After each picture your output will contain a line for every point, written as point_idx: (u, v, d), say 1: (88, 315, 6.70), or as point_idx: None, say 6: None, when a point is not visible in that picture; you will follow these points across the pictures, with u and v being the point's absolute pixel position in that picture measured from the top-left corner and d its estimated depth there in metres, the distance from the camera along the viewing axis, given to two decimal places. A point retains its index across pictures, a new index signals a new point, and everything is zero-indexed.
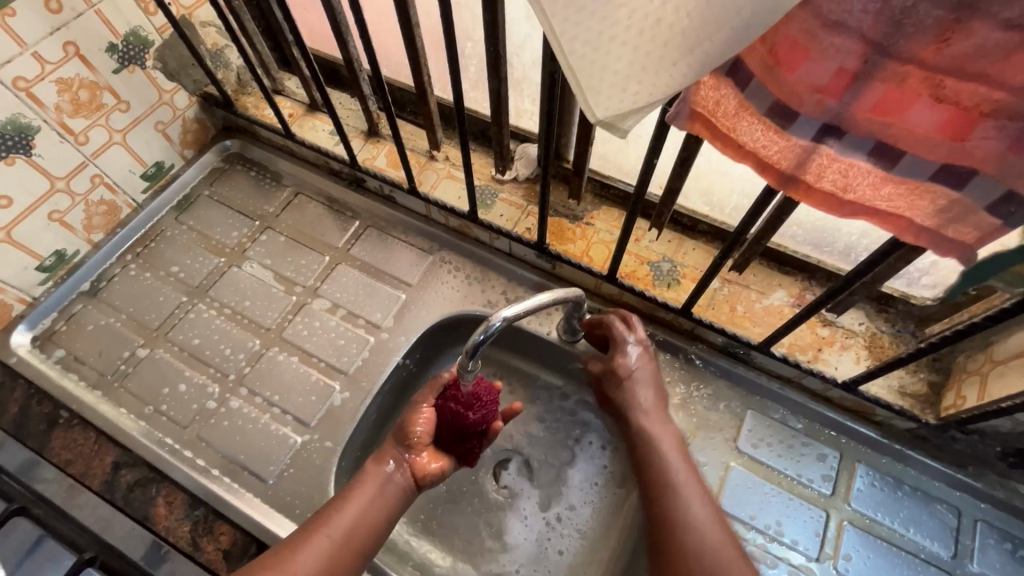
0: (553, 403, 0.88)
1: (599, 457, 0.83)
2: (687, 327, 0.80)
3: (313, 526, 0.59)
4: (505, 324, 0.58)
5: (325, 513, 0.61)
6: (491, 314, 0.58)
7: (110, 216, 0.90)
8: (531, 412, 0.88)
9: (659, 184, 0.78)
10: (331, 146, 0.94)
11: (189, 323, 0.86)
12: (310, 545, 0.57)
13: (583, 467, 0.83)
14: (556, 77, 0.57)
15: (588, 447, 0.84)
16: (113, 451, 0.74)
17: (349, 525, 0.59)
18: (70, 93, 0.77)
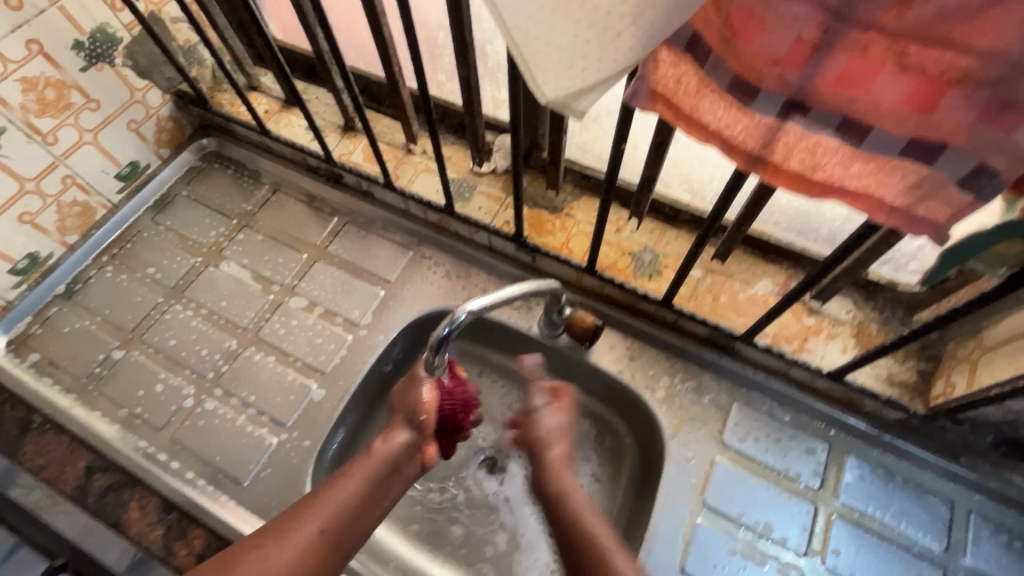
0: (534, 402, 0.87)
1: (581, 468, 0.82)
2: (670, 319, 0.79)
3: (297, 515, 0.51)
4: (472, 316, 0.57)
5: (310, 500, 0.53)
6: (456, 306, 0.57)
7: (85, 217, 0.89)
8: (512, 411, 0.86)
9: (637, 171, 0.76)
10: (307, 142, 0.92)
11: (165, 324, 0.84)
12: (300, 531, 0.50)
13: (567, 479, 0.81)
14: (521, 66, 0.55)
15: (571, 457, 0.83)
16: (86, 455, 0.73)
17: (340, 515, 0.52)
18: (36, 92, 0.75)
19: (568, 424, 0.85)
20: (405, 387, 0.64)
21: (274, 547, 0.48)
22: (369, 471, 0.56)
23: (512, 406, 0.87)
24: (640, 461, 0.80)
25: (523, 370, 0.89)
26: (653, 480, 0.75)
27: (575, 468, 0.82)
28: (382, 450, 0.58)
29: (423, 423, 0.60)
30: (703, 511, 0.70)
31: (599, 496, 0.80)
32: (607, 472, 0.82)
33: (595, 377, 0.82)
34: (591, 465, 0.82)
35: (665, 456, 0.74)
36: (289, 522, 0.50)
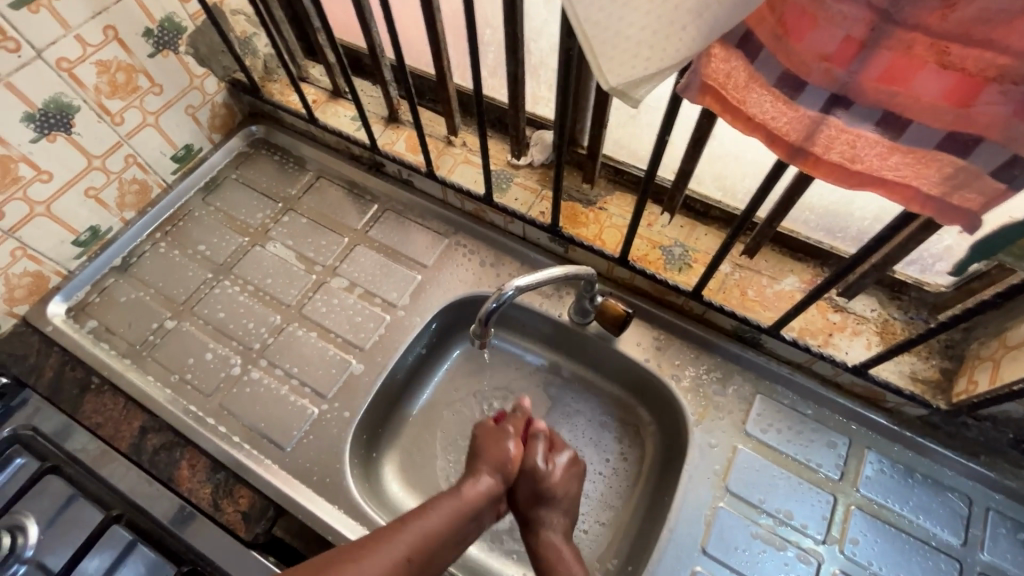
0: (563, 385, 0.91)
1: (607, 448, 0.86)
2: (697, 311, 0.81)
3: (389, 537, 0.53)
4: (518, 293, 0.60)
5: (401, 525, 0.54)
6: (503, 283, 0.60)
7: (142, 195, 0.94)
8: (544, 386, 0.91)
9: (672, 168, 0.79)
10: (353, 131, 0.97)
11: (214, 298, 0.89)
12: (392, 549, 0.51)
13: (593, 456, 0.86)
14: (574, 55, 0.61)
15: (600, 435, 0.87)
16: (141, 416, 0.78)
17: (430, 545, 0.54)
18: (108, 75, 0.81)
19: (598, 405, 0.89)
20: (492, 435, 0.69)
21: (368, 560, 0.49)
22: (458, 508, 0.59)
23: (542, 386, 0.92)
24: (662, 448, 0.83)
25: (551, 357, 0.92)
26: (674, 466, 0.78)
27: (602, 448, 0.86)
28: (474, 491, 0.62)
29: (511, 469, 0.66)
30: (725, 496, 0.73)
31: (622, 481, 0.83)
32: (633, 457, 0.85)
33: (622, 365, 0.85)
34: (619, 446, 0.86)
35: (688, 442, 0.76)
36: (382, 540, 0.52)
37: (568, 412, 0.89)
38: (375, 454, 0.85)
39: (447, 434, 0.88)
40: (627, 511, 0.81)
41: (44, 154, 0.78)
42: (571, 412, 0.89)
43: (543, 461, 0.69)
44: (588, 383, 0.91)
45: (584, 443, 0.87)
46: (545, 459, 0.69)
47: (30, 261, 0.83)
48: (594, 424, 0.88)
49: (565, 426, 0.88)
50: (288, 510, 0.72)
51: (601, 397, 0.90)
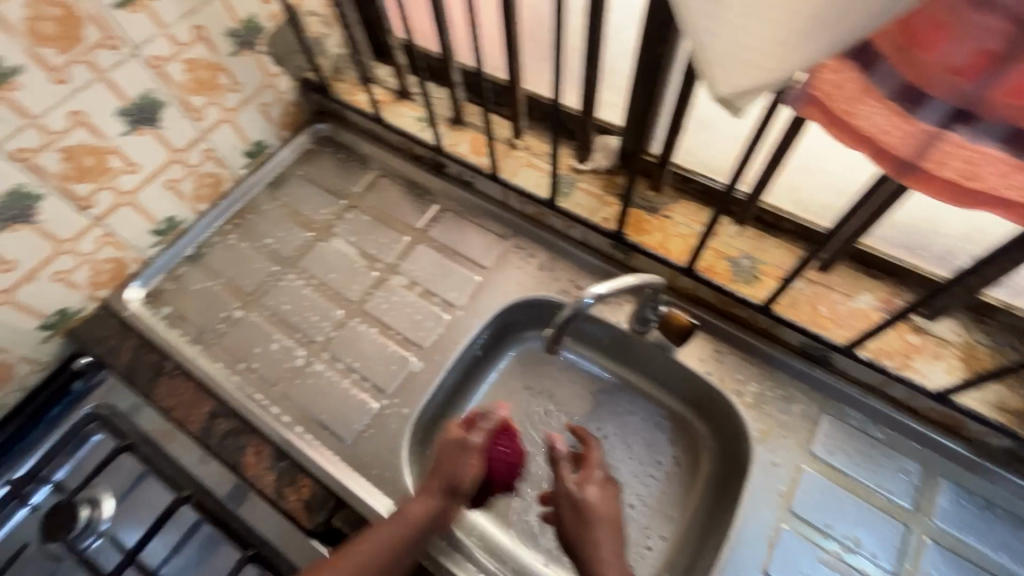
0: (614, 388, 0.90)
1: (662, 452, 0.85)
2: (764, 325, 0.78)
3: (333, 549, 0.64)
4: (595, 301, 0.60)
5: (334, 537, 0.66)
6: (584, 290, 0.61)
7: (215, 187, 0.98)
8: (593, 391, 0.90)
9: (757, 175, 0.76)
10: (417, 131, 0.98)
11: (280, 290, 0.92)
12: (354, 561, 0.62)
13: (647, 459, 0.84)
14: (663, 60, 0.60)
15: (655, 438, 0.86)
16: (210, 401, 0.80)
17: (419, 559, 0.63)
18: (194, 73, 0.84)
19: (653, 409, 0.88)
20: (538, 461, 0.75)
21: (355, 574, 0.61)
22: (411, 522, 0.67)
23: (592, 390, 0.91)
24: (720, 463, 0.81)
25: (604, 362, 0.92)
26: (734, 484, 0.76)
27: (657, 452, 0.85)
28: (406, 504, 0.69)
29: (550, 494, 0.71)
30: (789, 518, 0.71)
31: (679, 486, 0.82)
32: (690, 462, 0.84)
33: (681, 376, 0.83)
34: (674, 450, 0.85)
35: (750, 460, 0.74)
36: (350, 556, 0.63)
37: (622, 413, 0.88)
38: (430, 452, 0.85)
39: None
40: (684, 518, 0.80)
41: (133, 148, 0.82)
42: (625, 421, 0.88)
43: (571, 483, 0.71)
44: (642, 386, 0.90)
45: (638, 445, 0.86)
46: (578, 482, 0.71)
47: (113, 248, 0.87)
48: (648, 427, 0.87)
49: (620, 429, 0.87)
50: (348, 503, 0.73)
51: (655, 401, 0.89)
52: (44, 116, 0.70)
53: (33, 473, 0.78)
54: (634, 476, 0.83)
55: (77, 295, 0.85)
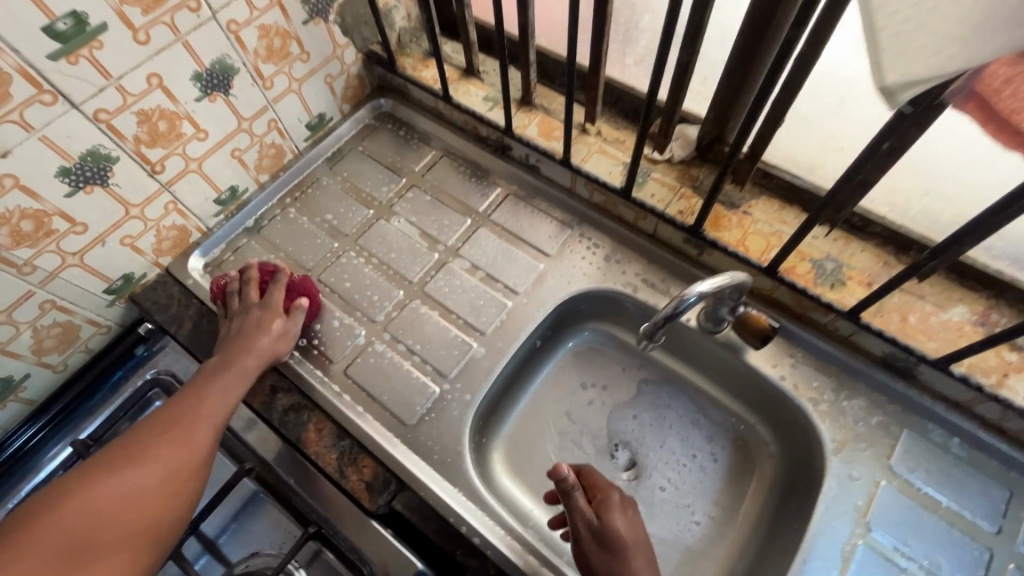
0: (660, 380, 0.90)
1: (708, 448, 0.84)
2: (844, 333, 0.75)
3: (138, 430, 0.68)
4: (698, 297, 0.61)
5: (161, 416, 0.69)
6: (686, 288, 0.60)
7: (277, 159, 0.96)
8: (641, 380, 0.90)
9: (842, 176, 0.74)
10: (484, 111, 0.95)
11: (340, 267, 0.91)
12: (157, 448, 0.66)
13: (681, 452, 0.85)
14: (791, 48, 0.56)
15: (707, 437, 0.85)
16: (271, 375, 0.80)
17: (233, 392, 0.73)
18: (266, 40, 0.82)
19: (692, 405, 0.88)
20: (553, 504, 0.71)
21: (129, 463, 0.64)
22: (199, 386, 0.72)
23: (639, 378, 0.90)
24: (785, 471, 0.80)
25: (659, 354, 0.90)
26: (802, 493, 0.75)
27: (690, 446, 0.85)
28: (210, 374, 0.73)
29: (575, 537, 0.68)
30: (865, 535, 0.68)
31: (717, 481, 0.82)
32: (728, 459, 0.84)
33: (749, 379, 0.81)
34: (711, 446, 0.85)
35: (824, 471, 0.71)
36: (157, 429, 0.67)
37: (660, 406, 0.88)
38: (486, 440, 0.84)
39: (555, 425, 0.87)
40: (730, 514, 0.80)
41: (204, 114, 0.80)
42: (684, 422, 0.87)
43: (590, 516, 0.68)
44: (683, 381, 0.89)
45: (672, 438, 0.86)
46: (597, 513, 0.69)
47: (178, 215, 0.86)
48: (685, 421, 0.87)
49: (655, 420, 0.87)
50: (409, 487, 0.72)
51: (696, 397, 0.88)
52: (123, 77, 0.69)
53: (96, 437, 0.78)
54: (692, 478, 0.83)
55: (142, 261, 0.85)
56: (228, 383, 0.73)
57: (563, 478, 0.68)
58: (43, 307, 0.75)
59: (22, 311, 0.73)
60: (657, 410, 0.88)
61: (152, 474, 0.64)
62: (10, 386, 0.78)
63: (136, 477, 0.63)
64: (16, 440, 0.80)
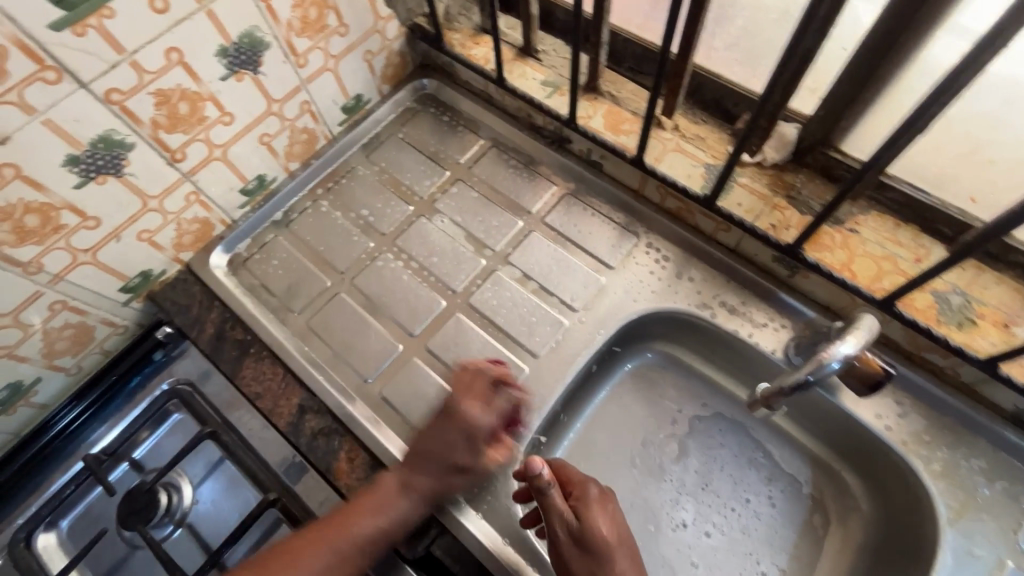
0: (713, 416, 0.79)
1: (782, 495, 0.74)
2: (967, 380, 0.64)
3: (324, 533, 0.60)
4: (838, 360, 0.57)
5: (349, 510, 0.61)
6: (823, 351, 0.57)
7: (309, 145, 0.87)
8: (698, 412, 0.79)
9: (1000, 205, 0.61)
10: (542, 97, 0.83)
11: (377, 271, 0.82)
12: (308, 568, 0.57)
13: (732, 496, 0.74)
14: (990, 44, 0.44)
15: (781, 484, 0.75)
16: (300, 393, 0.72)
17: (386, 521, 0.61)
18: (302, 10, 0.71)
19: (746, 443, 0.77)
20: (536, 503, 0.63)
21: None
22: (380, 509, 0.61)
23: (697, 407, 0.80)
24: (877, 532, 0.69)
25: (722, 383, 0.80)
26: (903, 565, 0.64)
27: (744, 489, 0.74)
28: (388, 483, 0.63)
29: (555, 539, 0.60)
30: None
31: (778, 528, 0.72)
32: (791, 503, 0.74)
33: (843, 425, 0.70)
34: (769, 489, 0.74)
35: (937, 545, 0.61)
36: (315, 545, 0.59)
37: (715, 441, 0.77)
38: None
39: (609, 459, 0.77)
40: (805, 568, 0.70)
41: (229, 94, 0.71)
42: (755, 463, 0.76)
43: (563, 511, 0.60)
44: (740, 419, 0.79)
45: (722, 478, 0.75)
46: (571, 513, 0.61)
47: (201, 207, 0.78)
48: (741, 461, 0.76)
49: (714, 452, 0.77)
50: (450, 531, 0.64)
51: (758, 430, 0.78)
52: (139, 52, 0.59)
53: (110, 451, 0.71)
54: (762, 529, 0.72)
55: (161, 257, 0.77)
56: (386, 513, 0.61)
57: (539, 472, 0.59)
58: (53, 308, 0.67)
59: (30, 313, 0.65)
60: (724, 447, 0.77)
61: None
62: (19, 392, 0.71)
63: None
64: (56, 423, 0.74)
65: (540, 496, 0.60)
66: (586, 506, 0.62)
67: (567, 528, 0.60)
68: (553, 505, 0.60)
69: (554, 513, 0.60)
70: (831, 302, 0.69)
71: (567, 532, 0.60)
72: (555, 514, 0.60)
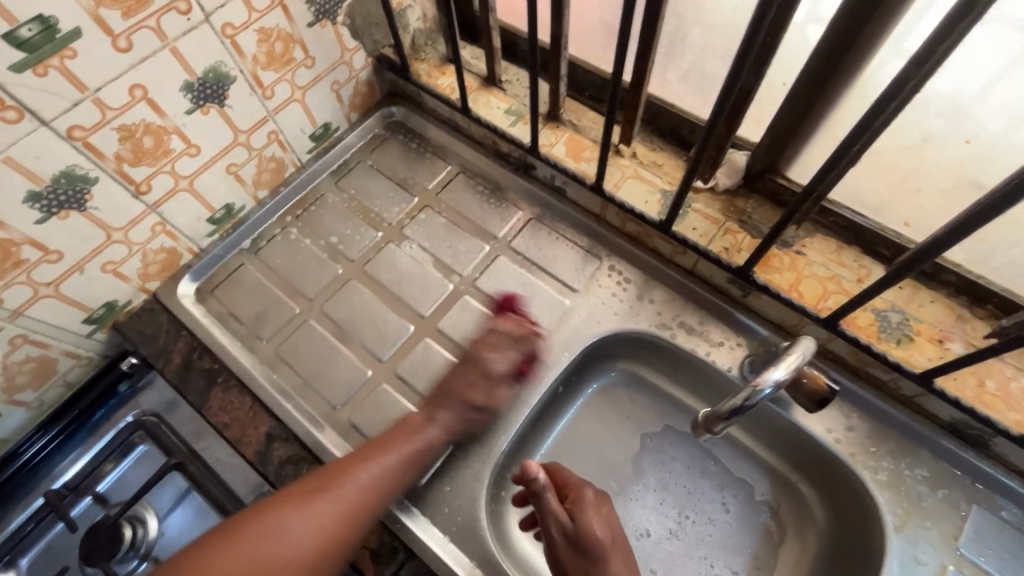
0: (662, 431, 0.82)
1: (738, 506, 0.77)
2: (907, 393, 0.68)
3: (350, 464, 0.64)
4: (771, 386, 0.59)
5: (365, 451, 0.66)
6: (757, 378, 0.59)
7: (277, 173, 0.88)
8: (660, 429, 0.82)
9: (931, 229, 0.65)
10: (506, 126, 0.86)
11: (346, 297, 0.83)
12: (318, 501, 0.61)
13: (688, 506, 0.77)
14: (901, 89, 0.48)
15: (739, 496, 0.77)
16: (267, 421, 0.73)
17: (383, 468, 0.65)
18: (267, 45, 0.73)
19: (698, 453, 0.80)
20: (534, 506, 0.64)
21: (294, 515, 0.60)
22: (406, 454, 0.66)
23: (660, 423, 0.82)
24: (831, 542, 0.72)
25: (684, 400, 0.82)
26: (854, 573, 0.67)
27: (699, 498, 0.77)
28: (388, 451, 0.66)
29: (552, 539, 0.62)
30: None
31: (732, 533, 0.75)
32: (742, 508, 0.77)
33: (798, 439, 0.73)
34: (722, 496, 0.77)
35: (884, 553, 0.64)
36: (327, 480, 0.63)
37: (674, 455, 0.80)
38: (503, 494, 0.77)
39: None
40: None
41: (196, 127, 0.72)
42: (714, 476, 0.79)
43: (558, 514, 0.62)
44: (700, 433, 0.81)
45: (680, 491, 0.78)
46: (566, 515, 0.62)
47: (167, 237, 0.78)
48: (695, 473, 0.79)
49: (674, 466, 0.79)
50: (417, 555, 0.65)
51: (718, 445, 0.80)
52: (102, 89, 0.60)
53: (72, 485, 0.71)
54: (717, 539, 0.75)
55: (126, 287, 0.77)
56: (377, 482, 0.64)
57: (535, 477, 0.61)
58: (13, 343, 0.67)
59: None
60: (685, 461, 0.80)
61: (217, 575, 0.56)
62: None
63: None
64: (23, 454, 0.74)
65: (538, 498, 0.62)
66: (583, 507, 0.64)
67: (564, 531, 0.62)
68: (547, 507, 0.62)
69: (550, 516, 0.62)
70: (782, 319, 0.73)
71: (563, 534, 0.62)
72: (551, 516, 0.62)
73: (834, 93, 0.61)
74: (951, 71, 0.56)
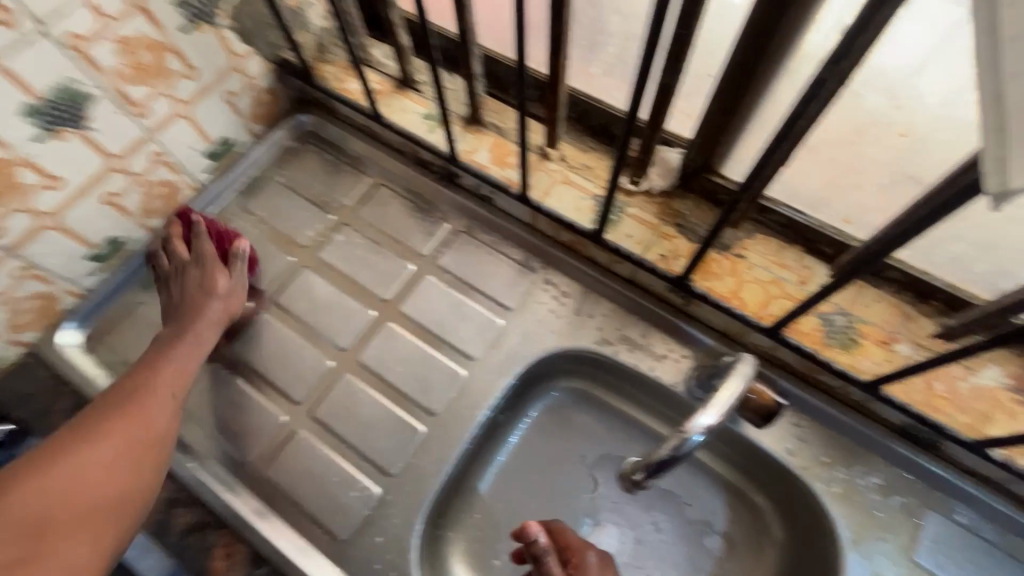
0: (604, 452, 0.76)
1: (671, 521, 0.72)
2: (857, 400, 0.64)
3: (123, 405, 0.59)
4: (701, 434, 0.52)
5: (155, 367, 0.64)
6: (686, 423, 0.53)
7: (171, 199, 0.79)
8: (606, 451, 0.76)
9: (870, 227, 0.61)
10: (423, 133, 0.79)
11: (257, 334, 0.75)
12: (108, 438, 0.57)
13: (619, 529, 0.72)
14: (825, 87, 0.42)
15: (671, 512, 0.73)
16: (167, 485, 0.65)
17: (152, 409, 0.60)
18: (131, 55, 0.63)
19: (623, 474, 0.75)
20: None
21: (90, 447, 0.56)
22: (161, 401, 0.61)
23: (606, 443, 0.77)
24: (787, 557, 0.68)
25: (633, 416, 0.77)
26: None
27: (626, 518, 0.73)
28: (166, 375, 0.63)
29: None
30: None
31: (668, 550, 0.71)
32: (674, 522, 0.72)
33: (748, 451, 0.69)
34: (652, 514, 0.73)
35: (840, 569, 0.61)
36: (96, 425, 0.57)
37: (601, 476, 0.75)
38: (443, 535, 0.71)
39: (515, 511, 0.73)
40: None
41: (51, 155, 0.62)
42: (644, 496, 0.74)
43: None
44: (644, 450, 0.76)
45: (603, 513, 0.73)
46: None
47: (37, 282, 0.68)
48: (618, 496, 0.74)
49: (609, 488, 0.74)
50: None
51: None
52: None
53: None
54: (654, 559, 0.71)
55: None
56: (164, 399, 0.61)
57: (539, 539, 0.58)
58: None
59: None
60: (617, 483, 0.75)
61: (125, 446, 0.57)
62: None
63: (98, 454, 0.55)
64: None
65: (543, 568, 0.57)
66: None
67: None
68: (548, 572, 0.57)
69: None
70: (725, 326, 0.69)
71: None
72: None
73: (762, 86, 0.56)
74: (878, 60, 0.51)
